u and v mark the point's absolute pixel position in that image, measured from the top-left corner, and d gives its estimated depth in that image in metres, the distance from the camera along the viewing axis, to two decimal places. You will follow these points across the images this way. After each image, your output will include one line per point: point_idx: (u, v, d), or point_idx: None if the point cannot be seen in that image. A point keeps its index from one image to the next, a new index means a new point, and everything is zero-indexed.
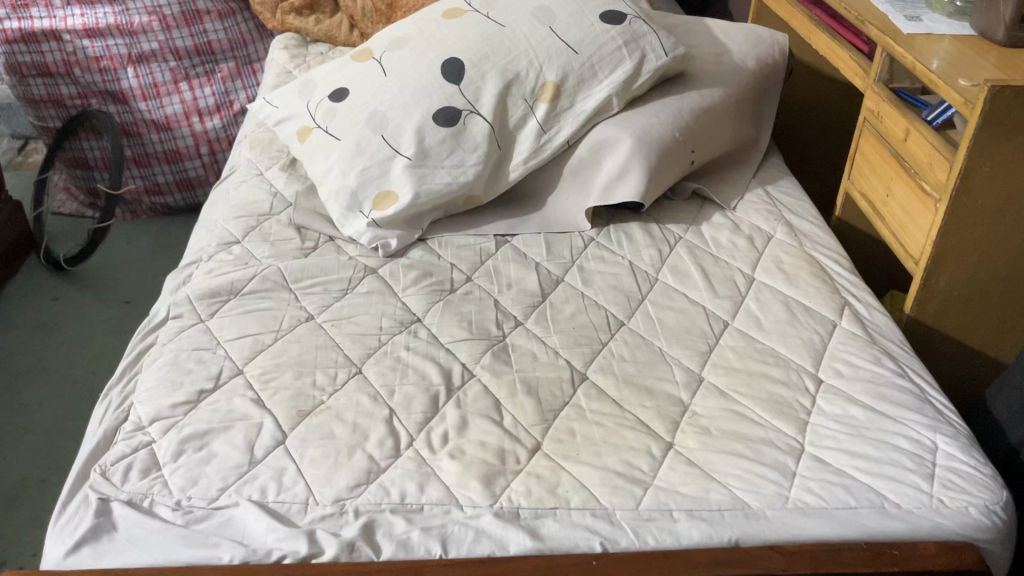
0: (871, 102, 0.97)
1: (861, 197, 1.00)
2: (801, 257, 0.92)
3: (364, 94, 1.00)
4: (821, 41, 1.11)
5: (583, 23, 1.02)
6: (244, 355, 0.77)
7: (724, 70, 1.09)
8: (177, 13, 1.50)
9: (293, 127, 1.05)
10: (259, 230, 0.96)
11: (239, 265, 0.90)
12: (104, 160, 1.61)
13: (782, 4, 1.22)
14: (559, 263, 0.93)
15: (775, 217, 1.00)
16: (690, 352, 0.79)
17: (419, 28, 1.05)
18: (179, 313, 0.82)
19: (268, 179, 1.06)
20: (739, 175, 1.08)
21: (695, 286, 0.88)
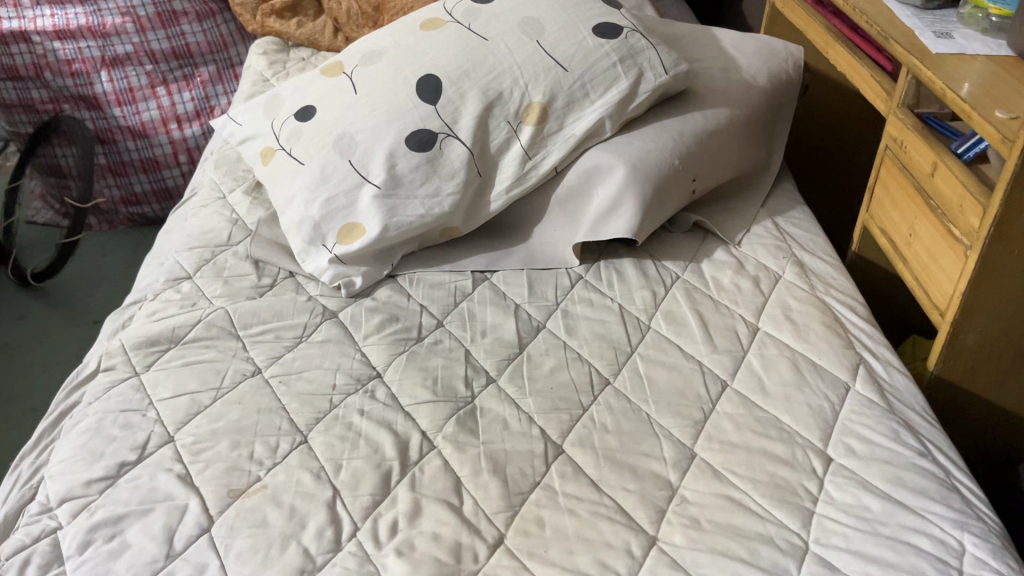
0: (894, 129, 0.87)
1: (880, 232, 0.90)
2: (812, 304, 0.83)
3: (332, 114, 0.91)
4: (839, 57, 1.00)
5: (575, 36, 0.92)
6: (178, 418, 0.68)
7: (732, 88, 0.99)
8: (153, 13, 1.41)
9: (256, 147, 0.96)
10: (212, 264, 0.88)
11: (185, 306, 0.81)
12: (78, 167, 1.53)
13: (798, 13, 1.12)
14: (541, 306, 0.84)
15: (785, 255, 0.90)
16: (682, 420, 0.69)
17: (395, 41, 0.95)
18: (112, 364, 0.74)
19: (231, 204, 0.98)
20: (746, 204, 0.98)
21: (691, 337, 0.79)
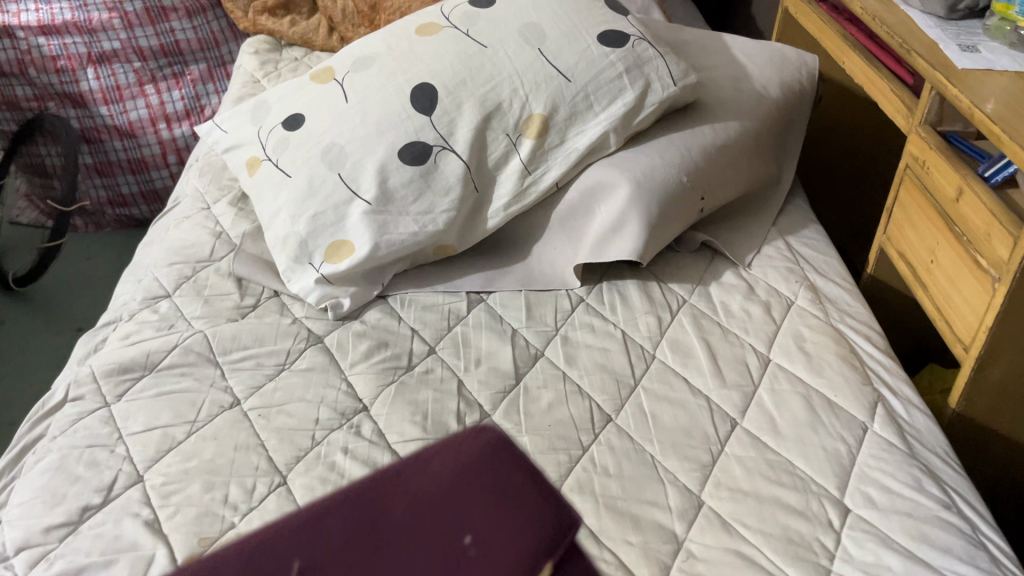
0: (915, 148, 0.82)
1: (898, 256, 0.86)
2: (827, 334, 0.78)
3: (321, 124, 0.86)
4: (856, 67, 0.95)
5: (578, 43, 0.87)
6: (148, 455, 0.64)
7: (743, 99, 0.94)
8: (140, 10, 1.35)
9: (242, 156, 0.91)
10: (193, 282, 0.83)
11: (161, 329, 0.76)
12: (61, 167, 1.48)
13: (812, 19, 1.07)
14: (539, 332, 0.79)
15: (798, 279, 0.85)
16: (689, 464, 0.65)
17: (389, 46, 0.90)
18: (80, 394, 0.69)
19: (214, 215, 0.93)
20: (756, 222, 0.93)
21: (698, 370, 0.74)
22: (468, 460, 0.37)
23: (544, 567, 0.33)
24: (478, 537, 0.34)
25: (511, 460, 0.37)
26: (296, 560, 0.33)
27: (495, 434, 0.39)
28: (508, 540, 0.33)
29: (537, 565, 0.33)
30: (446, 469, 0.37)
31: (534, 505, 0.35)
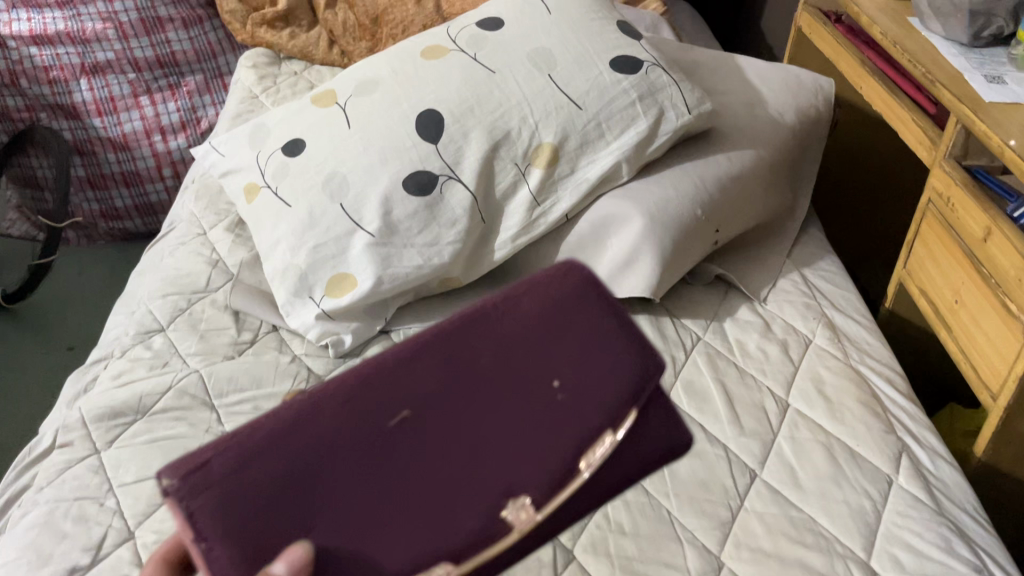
0: (939, 182, 0.79)
1: (918, 293, 0.83)
2: (847, 377, 0.75)
3: (323, 150, 0.83)
4: (874, 94, 0.92)
5: (589, 70, 0.84)
6: (139, 509, 0.60)
7: (758, 126, 0.91)
8: (136, 20, 1.32)
9: (239, 182, 0.88)
10: (187, 315, 0.80)
11: (155, 368, 0.73)
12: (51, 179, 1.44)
13: (828, 42, 1.04)
14: None
15: (815, 316, 0.82)
16: (708, 521, 0.62)
17: (392, 69, 0.87)
18: (68, 440, 0.67)
19: (211, 241, 0.90)
20: (771, 254, 0.90)
21: (715, 416, 0.71)
22: (564, 294, 0.47)
23: (633, 409, 0.44)
24: (576, 383, 0.44)
25: (598, 299, 0.47)
26: (405, 407, 0.42)
27: (583, 273, 0.48)
28: (598, 387, 0.44)
29: (630, 407, 0.44)
30: (544, 314, 0.46)
31: (623, 344, 0.46)
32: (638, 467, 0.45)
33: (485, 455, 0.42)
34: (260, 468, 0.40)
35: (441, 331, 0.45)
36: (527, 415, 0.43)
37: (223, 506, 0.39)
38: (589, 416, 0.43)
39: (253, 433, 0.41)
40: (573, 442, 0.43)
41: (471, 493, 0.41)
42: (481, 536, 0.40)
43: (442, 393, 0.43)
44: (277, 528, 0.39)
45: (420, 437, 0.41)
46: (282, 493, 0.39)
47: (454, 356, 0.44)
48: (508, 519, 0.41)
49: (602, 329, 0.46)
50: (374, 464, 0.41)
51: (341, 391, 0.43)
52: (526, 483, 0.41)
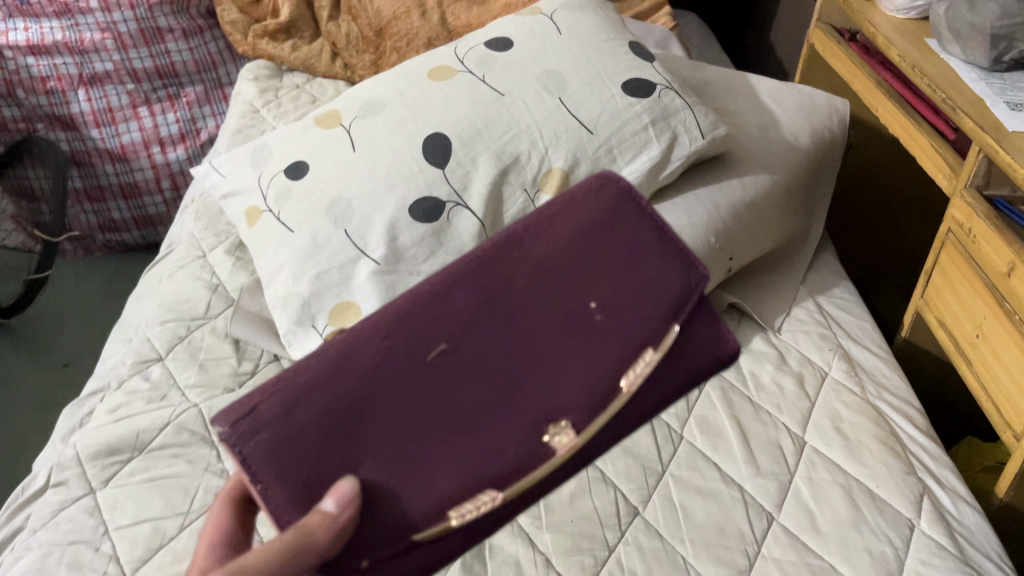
0: (960, 212, 0.76)
1: (937, 324, 0.81)
2: (865, 413, 0.73)
3: (326, 174, 0.81)
4: (891, 117, 0.90)
5: (601, 93, 0.81)
6: (135, 554, 0.59)
7: (773, 149, 0.89)
8: (135, 31, 1.28)
9: (241, 205, 0.86)
10: (186, 344, 0.78)
11: (153, 401, 0.71)
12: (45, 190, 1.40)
13: (843, 62, 1.02)
14: None
15: (831, 347, 0.80)
16: (725, 570, 0.60)
17: (399, 90, 0.85)
18: (62, 479, 0.65)
19: (211, 264, 0.88)
20: (786, 280, 0.88)
21: (730, 454, 0.69)
22: (607, 211, 0.56)
23: (669, 330, 0.53)
24: (614, 302, 0.52)
25: (621, 228, 0.55)
26: (444, 341, 0.49)
27: (619, 183, 0.57)
28: (626, 314, 0.52)
29: (663, 330, 0.53)
30: (564, 250, 0.53)
31: (645, 271, 0.54)
32: (687, 376, 0.54)
33: (533, 370, 0.49)
34: (304, 410, 0.46)
35: (494, 257, 0.53)
36: (573, 331, 0.51)
37: (277, 449, 0.45)
38: (629, 327, 0.52)
39: (294, 378, 0.48)
40: (616, 354, 0.51)
41: (518, 407, 0.48)
42: (525, 452, 0.47)
43: (496, 311, 0.50)
44: (333, 459, 0.45)
45: (475, 351, 0.49)
46: (348, 418, 0.46)
47: (508, 277, 0.52)
48: (550, 443, 0.48)
49: (634, 254, 0.54)
50: (423, 393, 0.47)
51: (396, 317, 0.50)
52: (569, 406, 0.49)
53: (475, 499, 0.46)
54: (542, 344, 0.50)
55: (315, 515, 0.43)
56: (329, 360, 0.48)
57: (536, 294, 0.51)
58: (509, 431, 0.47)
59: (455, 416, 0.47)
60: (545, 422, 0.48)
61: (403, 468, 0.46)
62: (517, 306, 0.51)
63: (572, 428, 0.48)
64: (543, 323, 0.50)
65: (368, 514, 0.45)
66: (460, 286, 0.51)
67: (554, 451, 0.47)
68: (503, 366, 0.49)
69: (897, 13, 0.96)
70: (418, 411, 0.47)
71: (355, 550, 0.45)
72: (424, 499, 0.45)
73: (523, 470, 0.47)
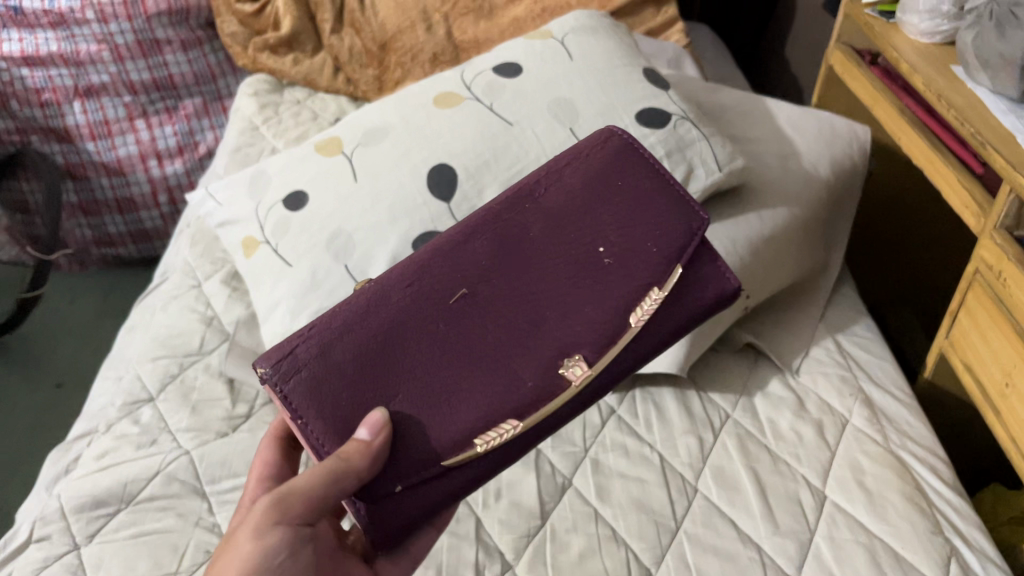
0: (989, 254, 0.73)
1: (963, 368, 0.77)
2: (888, 465, 0.70)
3: (327, 206, 0.77)
4: (916, 148, 0.87)
5: (614, 123, 0.78)
6: None
7: (792, 180, 0.85)
8: (132, 42, 1.25)
9: (238, 234, 0.82)
10: (179, 383, 0.74)
11: (142, 447, 0.68)
12: (38, 204, 1.36)
13: (864, 86, 0.98)
14: (567, 454, 0.71)
15: (852, 391, 0.77)
16: None
17: (404, 117, 0.81)
18: (45, 534, 0.61)
19: (206, 295, 0.84)
20: (804, 317, 0.84)
21: (747, 510, 0.66)
22: (612, 164, 0.61)
23: (676, 270, 0.58)
24: (622, 247, 0.58)
25: (621, 175, 0.60)
26: (462, 287, 0.56)
27: (618, 139, 0.62)
28: (631, 257, 0.58)
29: (671, 267, 0.58)
30: (570, 201, 0.59)
31: (651, 216, 0.59)
32: (692, 311, 0.59)
33: (548, 310, 0.55)
34: (343, 350, 0.53)
35: (513, 207, 0.59)
36: (584, 275, 0.57)
37: (307, 389, 0.52)
38: (640, 266, 0.58)
39: (339, 319, 0.54)
40: (628, 290, 0.57)
41: (536, 343, 0.55)
42: (542, 383, 0.54)
43: (513, 257, 0.57)
44: (373, 390, 0.52)
45: (497, 294, 0.56)
46: (382, 356, 0.53)
47: (524, 226, 0.58)
48: (563, 374, 0.54)
49: (637, 200, 0.60)
50: (448, 333, 0.54)
51: (419, 266, 0.57)
52: (581, 343, 0.55)
53: (497, 428, 0.52)
54: (557, 286, 0.56)
55: (352, 443, 0.49)
56: (370, 304, 0.55)
57: (549, 242, 0.57)
58: (529, 363, 0.54)
59: (482, 350, 0.54)
60: (560, 356, 0.54)
61: (432, 399, 0.53)
62: (532, 252, 0.57)
63: (584, 361, 0.54)
64: (557, 266, 0.56)
65: (403, 439, 0.52)
66: (481, 235, 0.58)
67: (569, 382, 0.54)
68: (520, 307, 0.55)
69: (921, 38, 0.93)
70: (446, 348, 0.54)
71: (391, 476, 0.51)
72: (452, 425, 0.52)
73: (541, 399, 0.53)
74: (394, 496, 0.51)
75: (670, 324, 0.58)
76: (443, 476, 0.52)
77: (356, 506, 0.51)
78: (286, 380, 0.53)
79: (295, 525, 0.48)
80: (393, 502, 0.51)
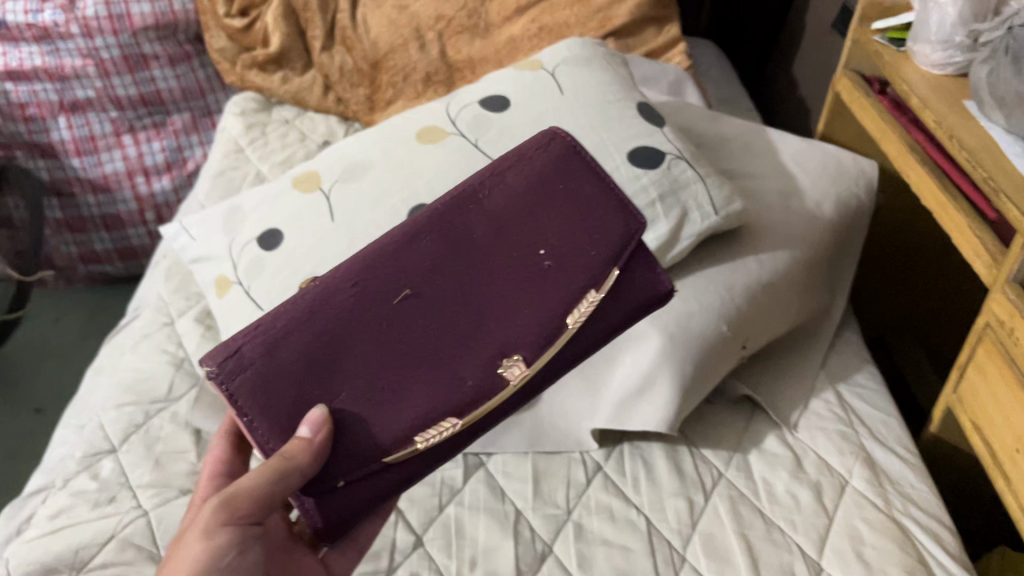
0: (1000, 308, 0.68)
1: (972, 426, 0.73)
2: (890, 535, 0.65)
3: (301, 246, 0.73)
4: (924, 187, 0.82)
5: (605, 163, 0.74)
6: None
7: (793, 220, 0.81)
8: (118, 57, 1.21)
9: (211, 272, 0.79)
10: (142, 434, 0.71)
11: (99, 506, 0.65)
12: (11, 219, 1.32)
13: (871, 118, 0.94)
14: (548, 516, 0.67)
15: (853, 449, 0.72)
16: None
17: (385, 152, 0.78)
18: None
19: (178, 333, 0.81)
20: (804, 364, 0.80)
21: None
22: (556, 163, 0.61)
23: (612, 273, 0.59)
24: (563, 250, 0.58)
25: (564, 176, 0.60)
26: (406, 288, 0.54)
27: (564, 139, 0.62)
28: (571, 260, 0.58)
29: (607, 271, 0.59)
30: (516, 202, 0.58)
31: (589, 220, 0.59)
32: (628, 309, 0.60)
33: (491, 311, 0.55)
34: (284, 351, 0.52)
35: (457, 203, 0.58)
36: (525, 277, 0.56)
37: (249, 391, 0.51)
38: (579, 271, 0.58)
39: (281, 318, 0.53)
40: (567, 293, 0.57)
41: (478, 343, 0.55)
42: (481, 384, 0.54)
43: (455, 256, 0.56)
44: (313, 392, 0.52)
45: (441, 294, 0.55)
46: (322, 358, 0.52)
47: (469, 224, 0.57)
48: (503, 374, 0.54)
49: (577, 203, 0.60)
50: (390, 334, 0.53)
51: (364, 264, 0.55)
52: (519, 345, 0.55)
53: (437, 426, 0.53)
54: (499, 287, 0.56)
55: (292, 442, 0.49)
56: (311, 303, 0.54)
57: (493, 242, 0.57)
58: (471, 363, 0.54)
59: (425, 350, 0.54)
60: (500, 356, 0.55)
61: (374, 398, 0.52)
62: (477, 254, 0.56)
63: (522, 362, 0.55)
64: (500, 268, 0.56)
65: (344, 436, 0.52)
66: (425, 231, 0.56)
67: (507, 382, 0.54)
68: (463, 308, 0.55)
69: (932, 69, 0.88)
70: (389, 348, 0.53)
71: (330, 474, 0.51)
72: (389, 427, 0.52)
73: (479, 398, 0.54)
74: (337, 492, 0.52)
75: (608, 324, 0.59)
76: (384, 473, 0.53)
77: (303, 501, 0.52)
78: (227, 380, 0.51)
79: (243, 525, 0.49)
80: (337, 496, 0.52)
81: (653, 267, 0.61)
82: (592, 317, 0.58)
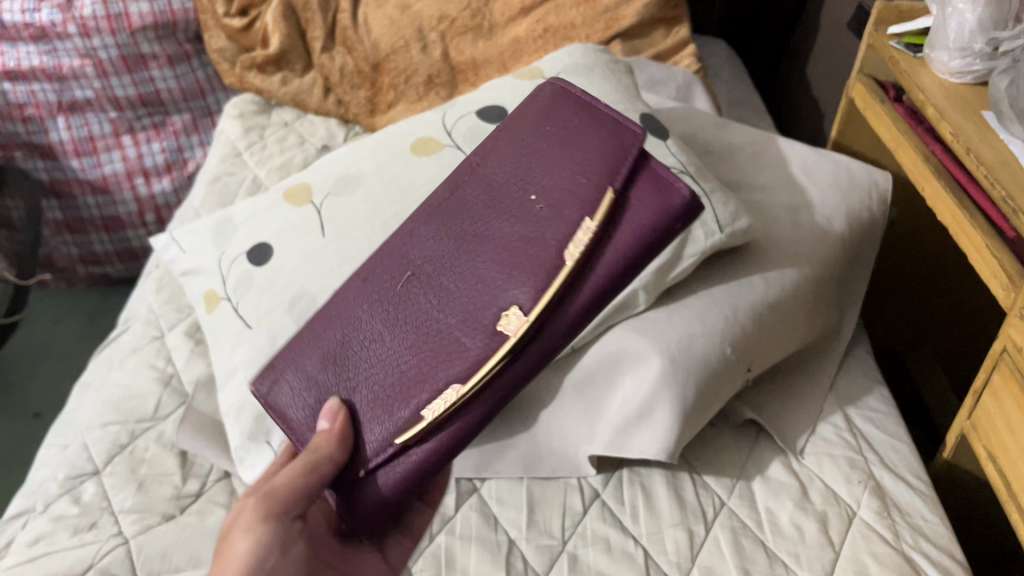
0: (1018, 333, 0.65)
1: (986, 454, 0.69)
2: (899, 572, 0.62)
3: (290, 263, 0.71)
4: (940, 202, 0.79)
5: None
6: None
7: (802, 236, 0.78)
8: (117, 57, 1.19)
9: (200, 287, 0.77)
10: (126, 455, 0.69)
11: (79, 533, 0.63)
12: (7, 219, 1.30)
13: (886, 126, 0.91)
14: (541, 548, 0.65)
15: (861, 478, 0.70)
16: None
17: (379, 164, 0.75)
18: None
19: (167, 347, 0.79)
20: (812, 386, 0.78)
21: None
22: (544, 116, 0.63)
23: (607, 194, 0.57)
24: (553, 190, 0.58)
25: (549, 130, 0.61)
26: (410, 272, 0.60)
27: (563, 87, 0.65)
28: (562, 198, 0.58)
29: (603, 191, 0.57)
30: (504, 160, 0.61)
31: (579, 160, 0.59)
32: (635, 232, 0.56)
33: (483, 270, 0.57)
34: (312, 356, 0.62)
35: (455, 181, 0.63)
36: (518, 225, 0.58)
37: (290, 397, 0.61)
38: (569, 207, 0.57)
39: (310, 328, 0.63)
40: (561, 226, 0.56)
41: (476, 301, 0.56)
42: (480, 345, 0.55)
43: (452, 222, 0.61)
44: (339, 385, 0.60)
45: (438, 271, 0.59)
46: (347, 351, 0.60)
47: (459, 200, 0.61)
48: (502, 330, 0.55)
49: (563, 150, 0.60)
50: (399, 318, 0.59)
51: (374, 262, 0.63)
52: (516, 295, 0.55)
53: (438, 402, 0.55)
54: (489, 245, 0.58)
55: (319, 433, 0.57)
56: (335, 308, 0.62)
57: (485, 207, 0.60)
58: (477, 316, 0.56)
59: (428, 325, 0.58)
60: (498, 312, 0.55)
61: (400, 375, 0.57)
62: (467, 222, 0.60)
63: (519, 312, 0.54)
64: (490, 225, 0.59)
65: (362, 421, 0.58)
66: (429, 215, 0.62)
67: (506, 336, 0.54)
68: (457, 277, 0.58)
69: (950, 77, 0.85)
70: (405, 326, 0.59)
71: (354, 465, 0.57)
72: (403, 407, 0.57)
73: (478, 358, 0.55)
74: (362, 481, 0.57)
75: (625, 256, 0.56)
76: (405, 450, 0.57)
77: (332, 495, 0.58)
78: (268, 390, 0.62)
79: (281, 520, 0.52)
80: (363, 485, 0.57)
81: (653, 178, 0.58)
82: (599, 253, 0.56)
